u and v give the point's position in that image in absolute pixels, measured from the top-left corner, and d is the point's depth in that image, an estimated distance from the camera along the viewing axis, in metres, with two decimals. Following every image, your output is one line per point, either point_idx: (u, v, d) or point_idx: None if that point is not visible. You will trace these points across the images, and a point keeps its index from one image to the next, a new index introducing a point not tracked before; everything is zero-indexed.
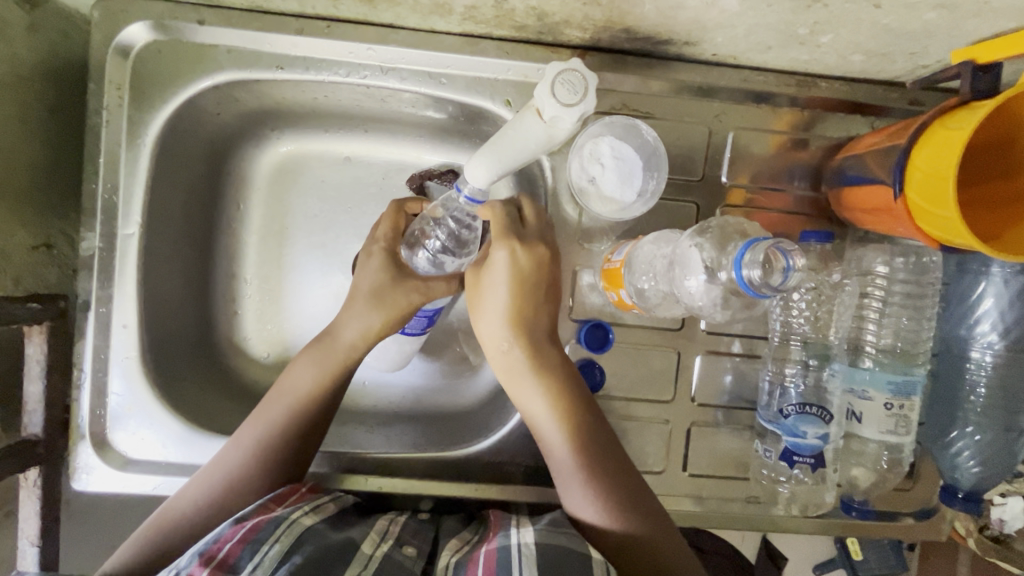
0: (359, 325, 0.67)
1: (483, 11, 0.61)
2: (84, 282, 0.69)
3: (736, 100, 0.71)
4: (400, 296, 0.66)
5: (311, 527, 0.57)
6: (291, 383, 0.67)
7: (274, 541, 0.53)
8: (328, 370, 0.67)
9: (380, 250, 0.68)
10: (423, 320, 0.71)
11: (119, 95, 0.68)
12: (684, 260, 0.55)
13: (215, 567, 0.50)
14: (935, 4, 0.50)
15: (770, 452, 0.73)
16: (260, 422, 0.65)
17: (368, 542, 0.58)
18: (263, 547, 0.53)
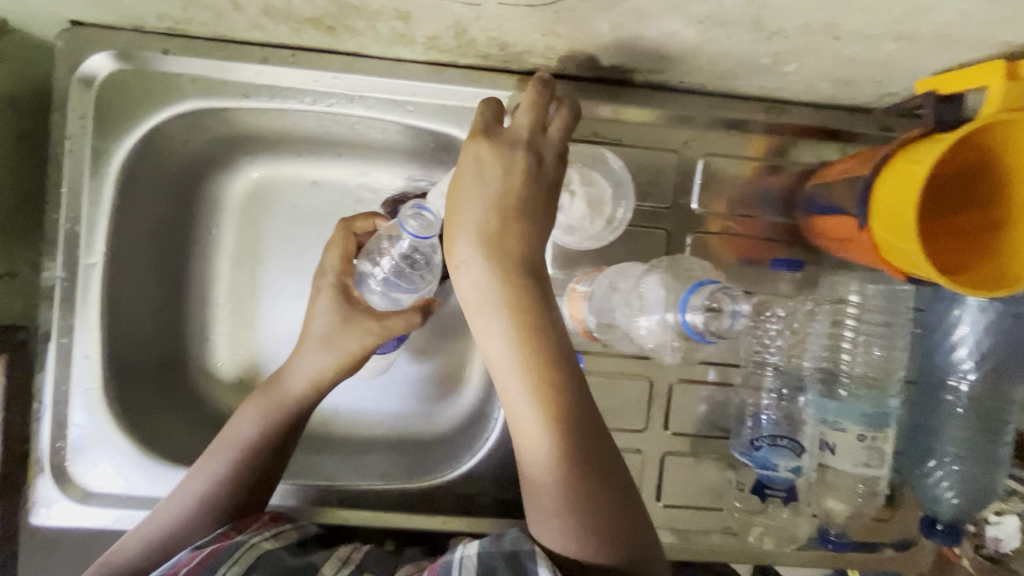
0: (310, 369, 0.67)
1: (446, 41, 0.61)
2: (45, 313, 0.68)
3: (706, 126, 0.70)
4: (351, 340, 0.66)
5: (269, 551, 0.58)
6: (246, 420, 0.67)
7: (229, 565, 0.55)
8: (273, 416, 0.67)
9: (328, 285, 0.68)
10: (393, 343, 0.70)
11: (83, 124, 0.67)
12: (638, 297, 0.56)
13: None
14: (893, 37, 0.50)
15: (743, 483, 0.74)
16: (206, 471, 0.64)
17: (329, 566, 0.59)
18: (215, 571, 0.54)
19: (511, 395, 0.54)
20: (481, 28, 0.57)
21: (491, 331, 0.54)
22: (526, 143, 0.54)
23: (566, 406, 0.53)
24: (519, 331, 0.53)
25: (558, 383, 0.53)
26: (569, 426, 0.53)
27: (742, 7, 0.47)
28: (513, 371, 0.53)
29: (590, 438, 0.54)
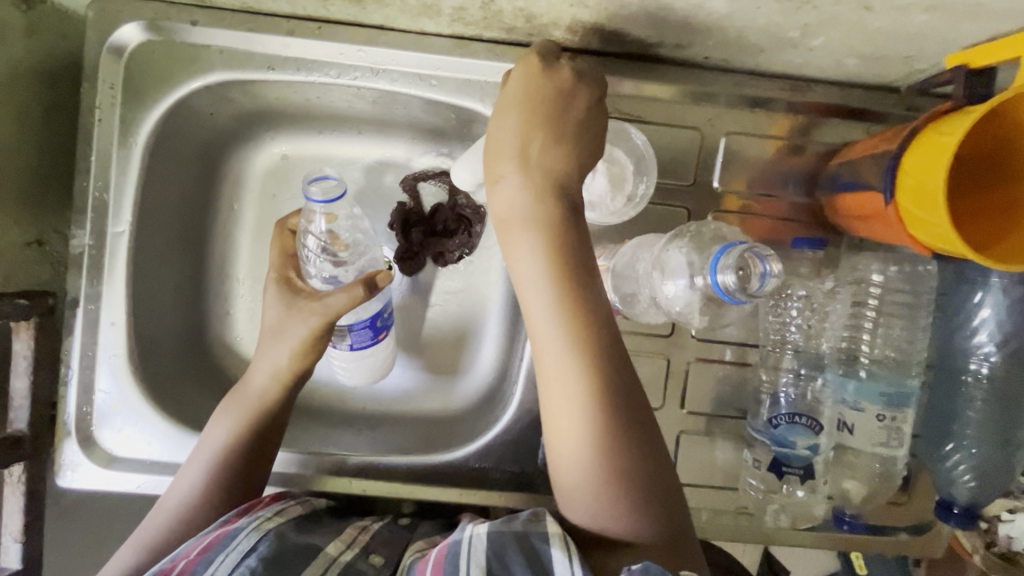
0: (268, 367, 0.68)
1: (472, 12, 0.61)
2: (74, 279, 0.69)
3: (729, 104, 0.70)
4: (294, 326, 0.65)
5: (274, 530, 0.60)
6: (232, 410, 0.68)
7: (232, 550, 0.56)
8: (242, 418, 0.67)
9: (272, 281, 0.68)
10: (366, 333, 0.67)
11: (112, 94, 0.68)
12: (663, 263, 0.56)
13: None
14: (926, 7, 0.49)
15: (760, 462, 0.71)
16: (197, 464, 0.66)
17: (333, 546, 0.61)
18: (220, 555, 0.55)
19: (537, 326, 0.55)
20: None
21: (523, 250, 0.55)
22: (573, 79, 0.56)
23: (593, 335, 0.54)
24: (551, 255, 0.54)
25: (586, 308, 0.54)
26: (594, 356, 0.53)
27: None
28: (542, 290, 0.54)
29: (616, 368, 0.54)
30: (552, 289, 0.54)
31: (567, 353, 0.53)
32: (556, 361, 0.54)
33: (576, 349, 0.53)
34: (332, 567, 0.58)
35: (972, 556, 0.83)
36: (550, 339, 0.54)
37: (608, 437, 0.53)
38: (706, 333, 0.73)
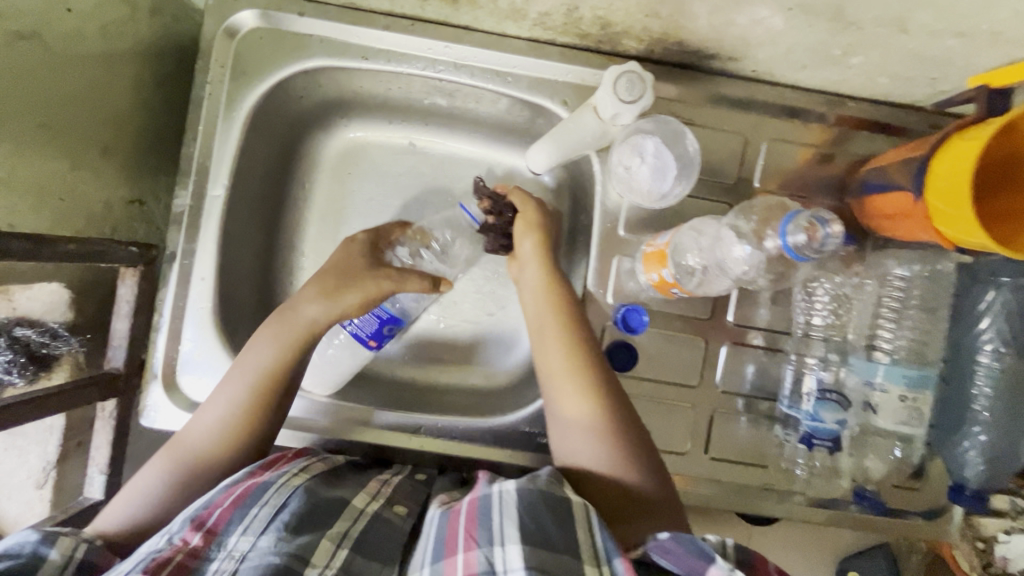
0: (322, 306, 0.70)
1: (554, 18, 0.69)
2: (173, 236, 0.76)
3: (770, 114, 0.78)
4: (372, 282, 0.72)
5: (302, 485, 0.60)
6: (263, 347, 0.69)
7: (264, 503, 0.57)
8: (276, 356, 0.68)
9: (359, 240, 0.78)
10: (372, 320, 0.76)
11: (222, 72, 0.76)
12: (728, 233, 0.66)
13: (206, 533, 0.54)
14: (955, 32, 0.58)
15: (791, 436, 0.80)
16: (226, 388, 0.67)
17: (360, 498, 0.63)
18: (253, 506, 0.56)
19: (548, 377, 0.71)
20: (591, 6, 0.65)
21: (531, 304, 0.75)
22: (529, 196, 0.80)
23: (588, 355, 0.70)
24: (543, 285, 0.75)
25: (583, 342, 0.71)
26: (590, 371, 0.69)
27: None
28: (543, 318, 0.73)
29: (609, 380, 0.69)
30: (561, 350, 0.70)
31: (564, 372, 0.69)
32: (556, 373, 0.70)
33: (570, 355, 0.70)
34: (361, 518, 0.60)
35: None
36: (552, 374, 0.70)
37: (603, 434, 0.65)
38: (742, 319, 0.80)
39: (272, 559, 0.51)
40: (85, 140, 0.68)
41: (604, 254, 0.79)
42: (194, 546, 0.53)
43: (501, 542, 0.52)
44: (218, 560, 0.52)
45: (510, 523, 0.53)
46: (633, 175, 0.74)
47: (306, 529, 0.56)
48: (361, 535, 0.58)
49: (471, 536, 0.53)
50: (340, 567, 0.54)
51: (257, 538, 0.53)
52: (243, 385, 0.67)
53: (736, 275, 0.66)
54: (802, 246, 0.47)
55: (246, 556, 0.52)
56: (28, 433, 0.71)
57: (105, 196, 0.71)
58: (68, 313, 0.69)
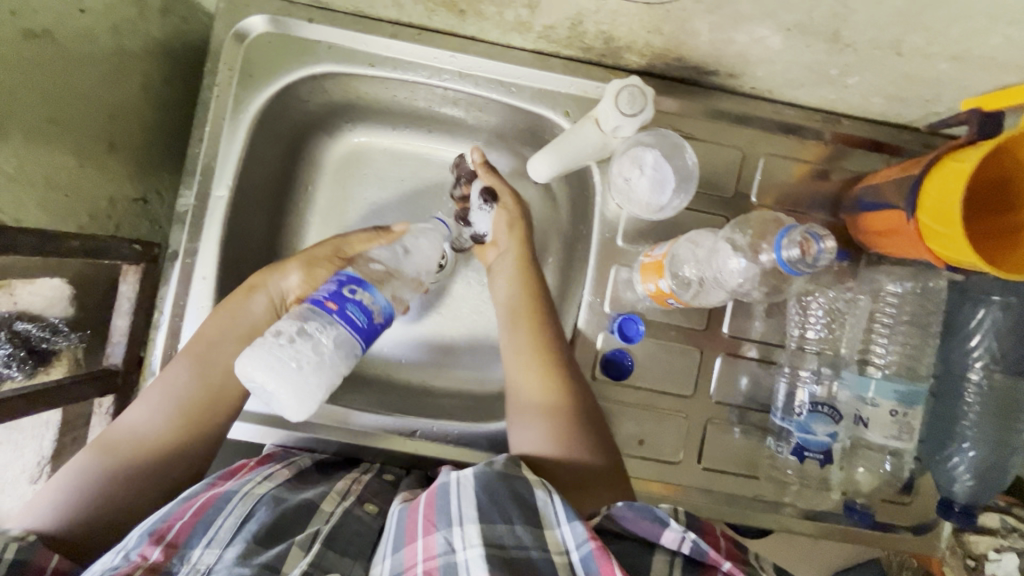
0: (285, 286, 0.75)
1: (559, 31, 0.71)
2: (176, 234, 0.77)
3: (768, 130, 0.80)
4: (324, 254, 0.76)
5: (265, 495, 0.62)
6: (214, 335, 0.71)
7: (229, 513, 0.58)
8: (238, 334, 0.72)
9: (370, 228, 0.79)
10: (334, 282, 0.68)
11: (230, 75, 0.77)
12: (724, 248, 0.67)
13: (167, 547, 0.54)
14: (949, 56, 0.59)
15: (782, 447, 0.80)
16: (172, 371, 0.68)
17: (327, 502, 0.64)
18: (218, 519, 0.57)
19: (514, 359, 0.75)
20: (596, 20, 0.67)
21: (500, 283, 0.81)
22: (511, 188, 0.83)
23: (552, 344, 0.75)
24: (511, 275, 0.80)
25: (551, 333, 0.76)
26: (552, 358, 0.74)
27: (826, 18, 0.57)
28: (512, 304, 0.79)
29: (568, 368, 0.74)
30: (529, 336, 0.76)
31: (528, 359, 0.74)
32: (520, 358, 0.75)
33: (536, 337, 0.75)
34: (330, 520, 0.62)
35: None
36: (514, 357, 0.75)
37: (558, 414, 0.70)
38: (737, 331, 0.81)
39: (239, 569, 0.52)
40: (92, 138, 0.68)
41: (603, 263, 0.81)
42: (155, 560, 0.53)
43: (460, 523, 0.53)
44: (182, 575, 0.52)
45: (466, 504, 0.54)
46: (632, 186, 0.76)
47: (273, 539, 0.57)
48: (332, 531, 0.60)
49: (432, 521, 0.55)
50: (313, 562, 0.55)
51: (223, 548, 0.54)
52: (184, 376, 0.68)
53: (731, 286, 0.67)
54: (796, 259, 0.48)
55: (211, 569, 0.53)
56: (24, 427, 0.71)
57: (109, 193, 0.72)
58: (69, 308, 0.69)
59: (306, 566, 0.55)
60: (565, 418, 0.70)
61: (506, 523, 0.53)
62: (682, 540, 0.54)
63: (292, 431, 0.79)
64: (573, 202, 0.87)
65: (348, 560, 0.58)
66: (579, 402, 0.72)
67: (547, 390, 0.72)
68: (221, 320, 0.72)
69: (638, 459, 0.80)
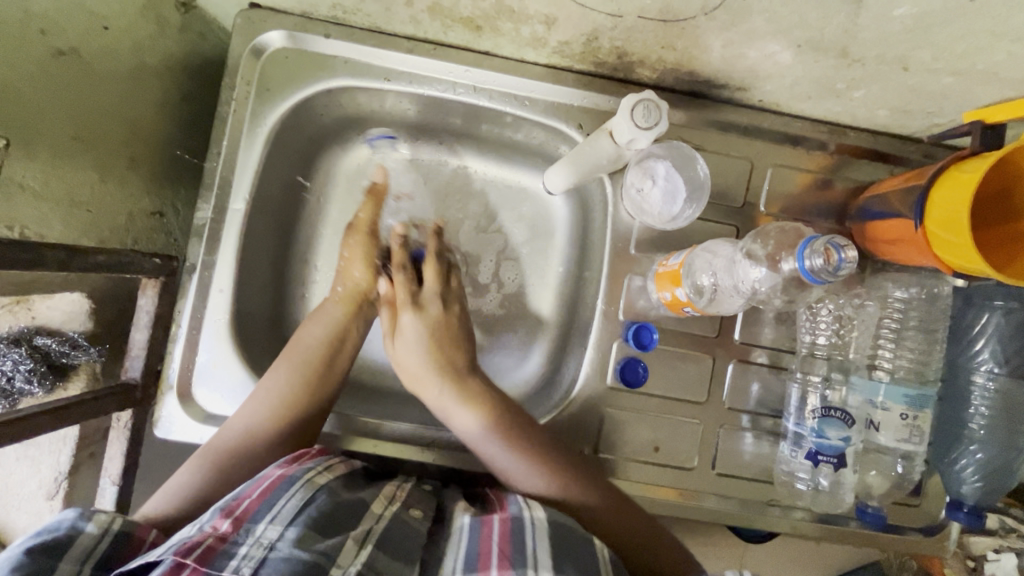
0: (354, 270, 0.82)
1: (573, 46, 0.72)
2: (193, 248, 0.77)
3: (775, 141, 0.82)
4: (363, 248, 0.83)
5: (324, 486, 0.63)
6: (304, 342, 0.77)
7: (291, 496, 0.60)
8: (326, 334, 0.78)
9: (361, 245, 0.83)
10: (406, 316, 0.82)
11: (247, 90, 0.78)
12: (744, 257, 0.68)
13: (235, 521, 0.56)
14: (953, 71, 0.62)
15: (796, 452, 0.79)
16: (273, 378, 0.74)
17: (377, 503, 0.65)
18: (281, 500, 0.59)
19: (485, 449, 0.72)
20: (611, 37, 0.68)
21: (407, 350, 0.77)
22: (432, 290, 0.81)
23: (512, 419, 0.74)
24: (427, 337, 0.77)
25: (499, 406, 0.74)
26: (517, 439, 0.72)
27: (838, 36, 0.59)
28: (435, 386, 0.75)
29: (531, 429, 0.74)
30: (481, 417, 0.73)
31: (500, 443, 0.71)
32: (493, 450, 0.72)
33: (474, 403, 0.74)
34: (381, 519, 0.63)
35: None
36: (490, 448, 0.72)
37: (557, 482, 0.70)
38: (748, 338, 0.82)
39: (299, 552, 0.54)
40: (113, 152, 0.69)
41: (616, 273, 0.82)
42: (224, 531, 0.55)
43: (536, 568, 0.55)
44: (247, 546, 0.54)
45: (543, 551, 0.57)
46: (645, 197, 0.79)
47: (331, 527, 0.59)
48: (384, 532, 0.61)
49: (506, 558, 0.56)
50: (364, 562, 0.56)
51: (283, 528, 0.56)
52: (280, 381, 0.74)
53: (748, 292, 0.68)
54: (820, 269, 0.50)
55: (274, 544, 0.55)
56: (42, 443, 0.70)
57: (128, 207, 0.72)
58: (88, 322, 0.69)
59: (357, 568, 0.55)
60: (561, 481, 0.70)
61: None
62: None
63: None
64: (584, 213, 0.89)
65: (398, 564, 0.58)
66: (560, 458, 0.72)
67: (538, 470, 0.70)
68: (316, 325, 0.79)
69: (653, 466, 0.81)
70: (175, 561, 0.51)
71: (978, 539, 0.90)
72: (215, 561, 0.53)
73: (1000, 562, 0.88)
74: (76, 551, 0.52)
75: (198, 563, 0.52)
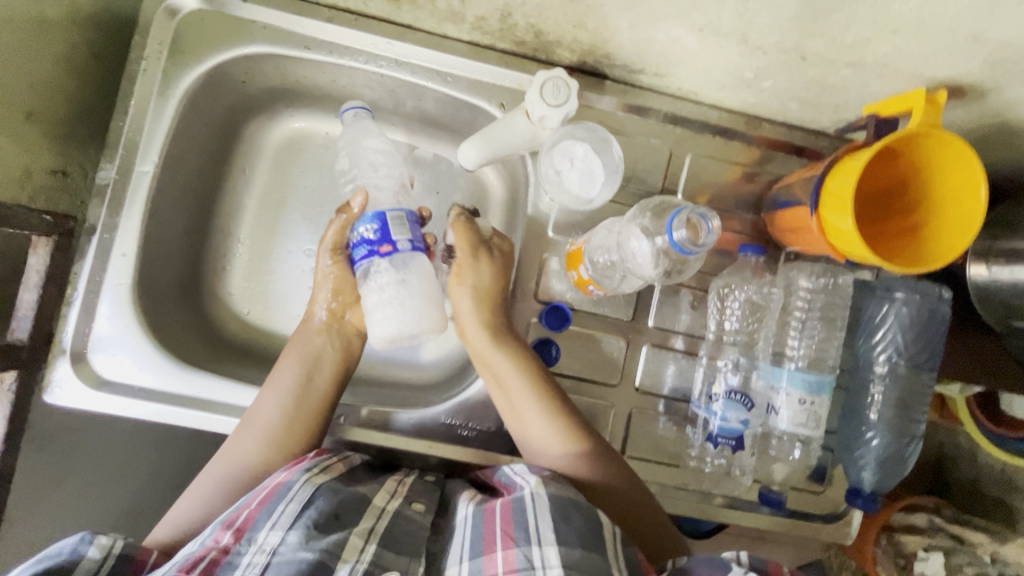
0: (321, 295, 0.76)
1: (490, 22, 0.73)
2: (95, 209, 0.75)
3: (695, 129, 0.83)
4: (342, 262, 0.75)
5: (322, 485, 0.62)
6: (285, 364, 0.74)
7: (289, 501, 0.59)
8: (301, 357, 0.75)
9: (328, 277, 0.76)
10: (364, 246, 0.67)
11: (159, 51, 0.76)
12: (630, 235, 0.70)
13: (236, 531, 0.57)
14: (847, 62, 0.63)
15: (698, 433, 0.82)
16: (262, 400, 0.72)
17: (380, 497, 0.65)
18: (280, 505, 0.59)
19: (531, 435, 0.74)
20: (524, 13, 0.69)
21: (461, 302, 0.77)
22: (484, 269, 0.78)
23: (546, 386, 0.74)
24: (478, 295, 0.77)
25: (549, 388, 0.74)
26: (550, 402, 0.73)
27: (733, 20, 0.60)
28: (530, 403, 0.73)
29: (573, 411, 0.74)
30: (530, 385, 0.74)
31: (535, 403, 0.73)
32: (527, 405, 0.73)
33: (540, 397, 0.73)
34: (384, 516, 0.62)
35: None
36: (534, 423, 0.73)
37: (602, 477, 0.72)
38: (664, 322, 0.83)
39: (304, 555, 0.54)
40: (4, 103, 0.66)
41: (534, 253, 0.82)
42: (225, 544, 0.56)
43: (540, 544, 0.56)
44: (249, 555, 0.55)
45: (546, 527, 0.57)
46: (563, 179, 0.77)
47: (334, 524, 0.59)
48: (386, 530, 0.61)
49: (509, 536, 0.58)
50: (371, 561, 0.57)
51: (286, 531, 0.56)
52: (275, 400, 0.72)
53: (645, 269, 0.68)
54: (685, 240, 0.53)
55: (277, 550, 0.55)
56: None
57: (23, 162, 0.70)
58: None
59: (366, 567, 0.56)
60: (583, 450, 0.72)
61: (582, 550, 0.56)
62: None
63: (214, 416, 0.75)
64: (510, 195, 0.89)
65: (405, 559, 0.59)
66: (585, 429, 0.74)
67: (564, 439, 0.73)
68: (291, 360, 0.74)
69: None
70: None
71: (908, 537, 0.93)
72: (220, 574, 0.54)
73: (928, 561, 0.92)
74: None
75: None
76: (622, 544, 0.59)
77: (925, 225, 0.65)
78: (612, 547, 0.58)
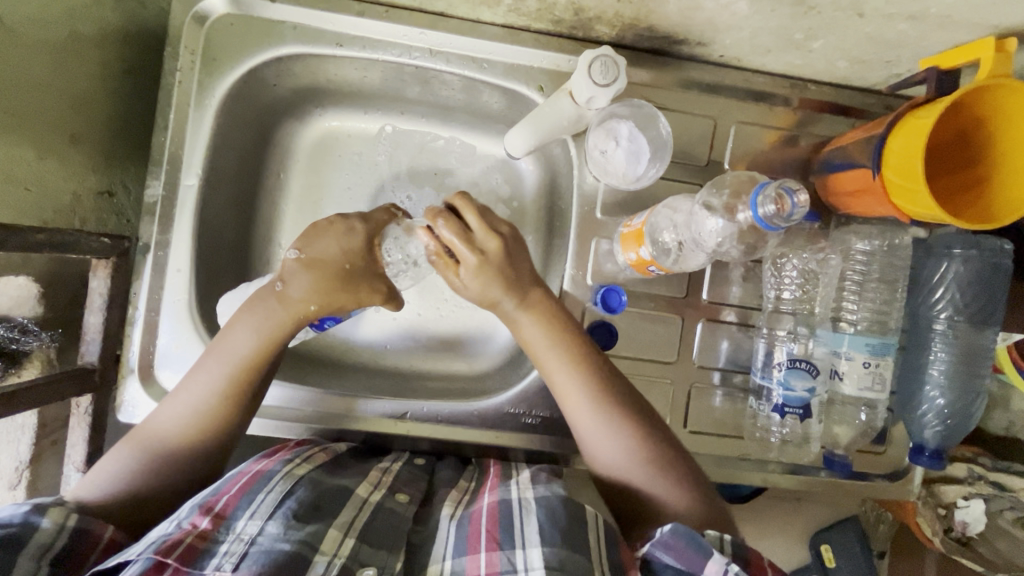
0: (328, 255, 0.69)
1: (528, 4, 0.70)
2: (146, 226, 0.75)
3: (738, 97, 0.81)
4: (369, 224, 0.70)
5: (305, 476, 0.63)
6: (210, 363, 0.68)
7: (270, 490, 0.60)
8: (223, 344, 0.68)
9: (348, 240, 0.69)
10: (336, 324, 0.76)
11: (192, 59, 0.75)
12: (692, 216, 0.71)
13: (215, 517, 0.57)
14: (907, 16, 0.61)
15: (763, 405, 0.81)
16: (182, 402, 0.66)
17: (363, 487, 0.66)
18: (260, 493, 0.59)
19: (569, 391, 0.70)
20: None
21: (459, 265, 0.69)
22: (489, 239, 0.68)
23: (592, 367, 0.70)
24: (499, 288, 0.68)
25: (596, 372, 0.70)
26: (601, 389, 0.69)
27: None
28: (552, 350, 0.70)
29: (614, 397, 0.69)
30: (577, 373, 0.69)
31: (584, 392, 0.69)
32: (580, 402, 0.69)
33: (571, 360, 0.70)
34: (365, 507, 0.63)
35: (933, 541, 0.91)
36: (560, 377, 0.70)
37: (621, 437, 0.68)
38: (716, 296, 0.83)
39: (281, 545, 0.55)
40: (50, 129, 0.66)
41: (583, 236, 0.81)
42: (203, 529, 0.56)
43: (524, 545, 0.57)
44: (227, 543, 0.55)
45: (530, 529, 0.58)
46: (609, 159, 0.77)
47: (314, 515, 0.59)
48: (368, 522, 0.61)
49: (494, 537, 0.58)
50: (348, 555, 0.57)
51: (264, 522, 0.57)
52: (208, 386, 0.66)
53: (709, 247, 0.71)
54: (774, 217, 0.57)
55: (255, 539, 0.55)
56: None
57: (72, 186, 0.70)
58: (37, 307, 0.67)
59: (342, 561, 0.56)
60: (634, 437, 0.68)
61: (566, 548, 0.56)
62: (725, 575, 0.56)
63: (290, 420, 0.79)
64: (549, 178, 0.87)
65: (384, 552, 0.58)
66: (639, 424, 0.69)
67: (612, 426, 0.68)
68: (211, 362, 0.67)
69: None
70: (155, 560, 0.52)
71: (946, 487, 0.92)
72: (197, 560, 0.54)
73: (969, 508, 0.90)
74: (33, 548, 0.52)
75: (180, 562, 0.52)
76: (605, 538, 0.59)
77: (993, 178, 0.64)
78: (594, 538, 0.58)
